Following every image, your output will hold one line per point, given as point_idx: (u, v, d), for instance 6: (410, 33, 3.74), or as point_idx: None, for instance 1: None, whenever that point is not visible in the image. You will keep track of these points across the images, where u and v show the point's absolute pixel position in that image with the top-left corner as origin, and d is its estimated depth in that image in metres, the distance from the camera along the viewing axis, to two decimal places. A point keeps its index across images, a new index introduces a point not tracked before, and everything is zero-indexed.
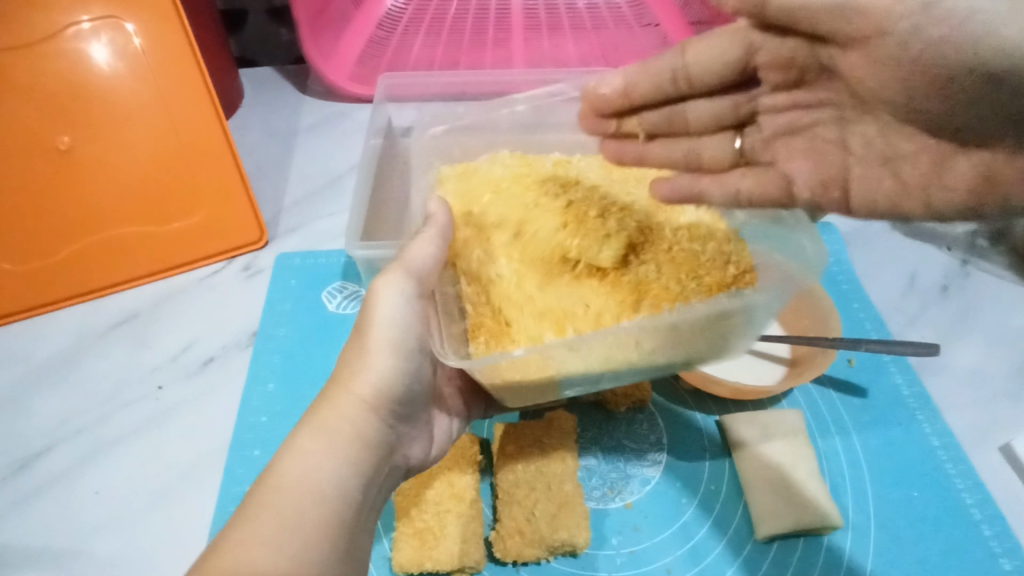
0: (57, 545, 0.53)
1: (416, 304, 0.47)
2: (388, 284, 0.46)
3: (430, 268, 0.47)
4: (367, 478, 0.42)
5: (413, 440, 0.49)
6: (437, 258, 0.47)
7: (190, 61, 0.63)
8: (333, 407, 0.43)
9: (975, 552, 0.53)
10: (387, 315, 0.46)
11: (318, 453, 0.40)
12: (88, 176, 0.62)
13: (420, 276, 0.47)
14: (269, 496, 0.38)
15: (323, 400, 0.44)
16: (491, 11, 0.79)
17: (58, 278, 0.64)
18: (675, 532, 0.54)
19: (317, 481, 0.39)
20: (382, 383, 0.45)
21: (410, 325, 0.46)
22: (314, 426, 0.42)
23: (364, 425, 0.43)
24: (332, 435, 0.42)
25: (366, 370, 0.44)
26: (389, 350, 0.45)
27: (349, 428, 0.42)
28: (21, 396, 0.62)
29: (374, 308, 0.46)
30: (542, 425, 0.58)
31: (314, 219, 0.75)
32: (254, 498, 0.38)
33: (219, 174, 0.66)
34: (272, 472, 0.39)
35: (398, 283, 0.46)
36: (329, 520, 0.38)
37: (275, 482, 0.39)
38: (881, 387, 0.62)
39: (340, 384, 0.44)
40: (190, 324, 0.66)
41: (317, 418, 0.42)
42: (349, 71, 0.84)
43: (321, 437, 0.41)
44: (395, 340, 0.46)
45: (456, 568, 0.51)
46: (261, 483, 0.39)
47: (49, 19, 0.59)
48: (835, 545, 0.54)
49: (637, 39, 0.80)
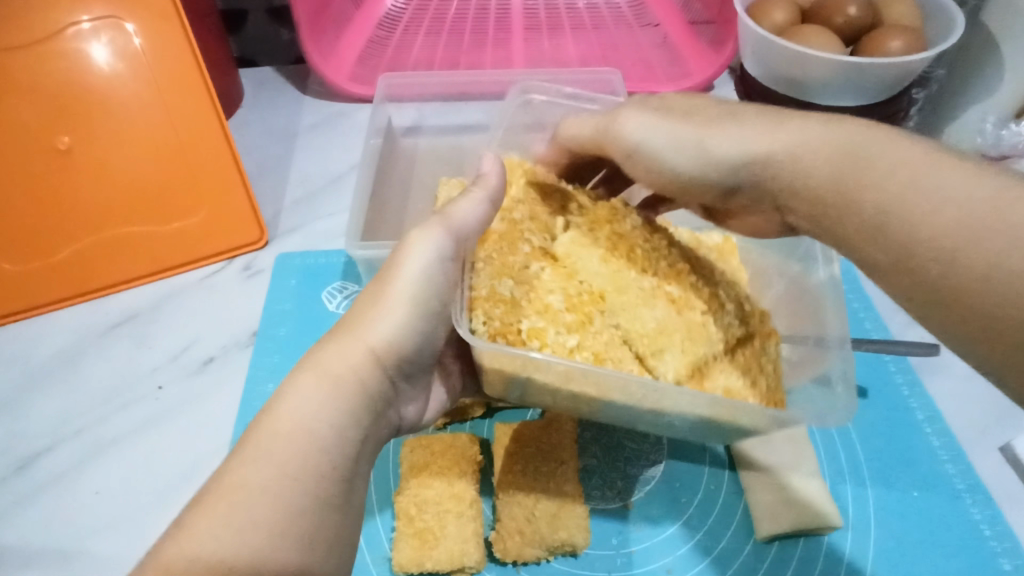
0: (58, 544, 0.53)
1: (450, 261, 0.44)
2: (423, 234, 0.43)
3: (473, 229, 0.46)
4: (363, 429, 0.41)
5: (410, 400, 0.48)
6: (479, 219, 0.46)
7: (190, 62, 0.64)
8: (336, 350, 0.42)
9: (975, 551, 0.53)
10: (416, 269, 0.43)
11: (317, 400, 0.39)
12: (90, 174, 0.62)
13: (459, 233, 0.45)
14: (269, 441, 0.37)
15: (328, 342, 0.42)
16: (491, 12, 0.79)
17: (58, 278, 0.64)
18: (675, 532, 0.54)
19: (314, 424, 0.38)
20: (395, 338, 0.43)
21: (438, 285, 0.44)
22: (319, 370, 0.40)
23: (368, 376, 0.42)
24: (334, 383, 0.40)
25: (380, 319, 0.43)
26: (409, 302, 0.43)
27: (350, 374, 0.41)
28: (20, 397, 0.62)
29: (402, 260, 0.43)
30: (542, 425, 0.57)
31: (314, 219, 0.75)
32: (255, 433, 0.37)
33: (219, 174, 0.66)
34: (268, 413, 0.38)
35: (435, 239, 0.43)
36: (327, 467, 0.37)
37: (275, 421, 0.38)
38: (881, 386, 0.62)
39: (351, 327, 0.43)
40: (191, 324, 0.66)
41: (317, 363, 0.41)
42: (349, 72, 0.83)
43: (326, 383, 0.40)
44: (416, 299, 0.43)
45: (456, 568, 0.51)
46: (257, 422, 0.38)
47: (48, 18, 0.59)
48: (835, 544, 0.54)
49: (637, 39, 0.81)
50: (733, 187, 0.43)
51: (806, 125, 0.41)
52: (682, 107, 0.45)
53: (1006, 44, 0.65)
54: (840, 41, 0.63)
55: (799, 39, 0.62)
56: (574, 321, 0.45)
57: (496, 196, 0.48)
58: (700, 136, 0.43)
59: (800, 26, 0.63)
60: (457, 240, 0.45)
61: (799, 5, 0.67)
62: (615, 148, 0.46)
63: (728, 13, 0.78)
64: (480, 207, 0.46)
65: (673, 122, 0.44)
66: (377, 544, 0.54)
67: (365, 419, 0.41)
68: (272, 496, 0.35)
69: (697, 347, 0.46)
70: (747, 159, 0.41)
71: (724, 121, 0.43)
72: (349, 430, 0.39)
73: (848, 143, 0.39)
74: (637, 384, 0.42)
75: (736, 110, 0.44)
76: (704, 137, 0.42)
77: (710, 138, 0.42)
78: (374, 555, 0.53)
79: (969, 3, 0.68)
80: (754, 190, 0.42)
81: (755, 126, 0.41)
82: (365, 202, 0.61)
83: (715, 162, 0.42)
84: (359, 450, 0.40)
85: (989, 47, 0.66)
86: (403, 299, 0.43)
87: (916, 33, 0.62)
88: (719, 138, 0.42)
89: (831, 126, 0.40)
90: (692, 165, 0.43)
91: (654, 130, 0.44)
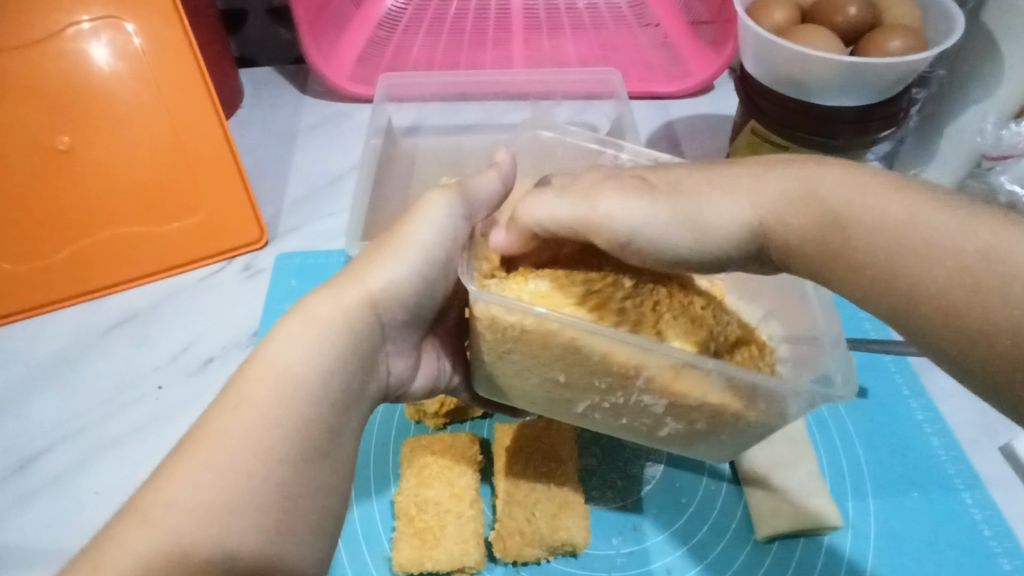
0: (58, 544, 0.53)
1: (459, 223, 0.46)
2: (438, 196, 0.45)
3: (483, 203, 0.47)
4: (350, 375, 0.40)
5: (399, 353, 0.47)
6: (491, 195, 0.48)
7: (190, 61, 0.64)
8: (331, 296, 0.42)
9: (975, 551, 0.53)
10: (429, 223, 0.45)
11: (303, 343, 0.39)
12: (90, 172, 0.62)
13: (471, 199, 0.47)
14: (254, 388, 0.37)
15: (326, 288, 0.43)
16: (491, 11, 0.79)
17: (59, 277, 0.64)
18: (675, 532, 0.54)
19: (301, 368, 0.38)
20: (392, 288, 0.43)
21: (444, 244, 0.45)
22: (307, 312, 0.40)
23: (358, 321, 0.42)
24: (322, 325, 0.40)
25: (384, 268, 0.43)
26: (418, 254, 0.44)
27: (342, 317, 0.41)
28: (21, 397, 0.62)
29: (413, 217, 0.45)
30: (541, 425, 0.57)
31: (315, 219, 0.75)
32: (243, 378, 0.37)
33: (219, 173, 0.66)
34: (256, 357, 0.38)
35: (446, 200, 0.45)
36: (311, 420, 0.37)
37: (264, 366, 0.38)
38: (881, 386, 0.62)
39: (352, 276, 0.43)
40: (192, 324, 0.66)
41: (305, 307, 0.41)
42: (349, 72, 0.83)
43: (313, 325, 0.40)
44: (421, 253, 0.44)
45: (456, 568, 0.51)
46: (245, 368, 0.38)
47: (49, 19, 0.59)
48: (835, 544, 0.54)
49: (637, 38, 0.81)
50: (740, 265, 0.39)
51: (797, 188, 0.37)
52: (658, 181, 0.39)
53: (1005, 41, 0.65)
54: (840, 41, 0.63)
55: (799, 39, 0.62)
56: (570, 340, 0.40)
57: (508, 182, 0.50)
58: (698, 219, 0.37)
59: (800, 26, 0.63)
60: (466, 204, 0.46)
61: (799, 5, 0.67)
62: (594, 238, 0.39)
63: (729, 14, 0.77)
64: (495, 183, 0.49)
65: (662, 205, 0.38)
66: (377, 545, 0.54)
67: (351, 366, 0.41)
68: (252, 444, 0.35)
69: (699, 331, 0.42)
70: (748, 238, 0.37)
71: (708, 193, 0.38)
72: (337, 379, 0.39)
73: (844, 199, 0.35)
74: (645, 354, 0.39)
75: (715, 181, 0.38)
76: (697, 218, 0.37)
77: (703, 215, 0.37)
78: (374, 556, 0.53)
79: (968, 4, 0.68)
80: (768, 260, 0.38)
81: (743, 195, 0.37)
82: (365, 202, 0.63)
83: (715, 244, 0.37)
84: (343, 401, 0.40)
85: (988, 48, 0.66)
86: (412, 252, 0.44)
87: (916, 33, 0.62)
88: (701, 207, 0.37)
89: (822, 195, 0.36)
90: (689, 245, 0.37)
91: (643, 214, 0.37)
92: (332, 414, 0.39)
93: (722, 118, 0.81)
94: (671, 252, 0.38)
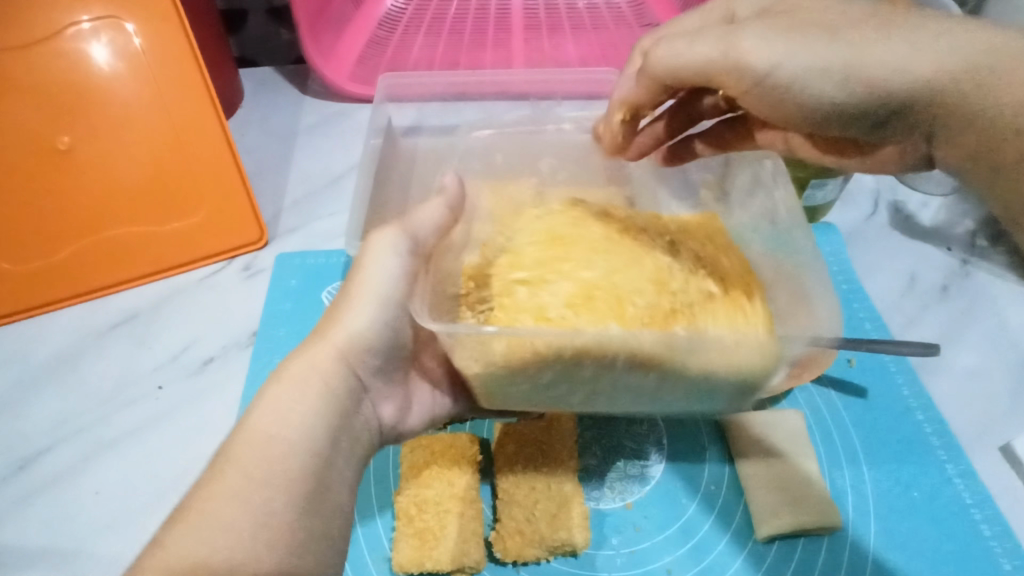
0: (58, 544, 0.53)
1: (410, 259, 0.46)
2: (381, 237, 0.46)
3: (428, 231, 0.48)
4: (334, 428, 0.41)
5: (387, 398, 0.47)
6: (435, 225, 0.49)
7: (190, 61, 0.64)
8: (303, 358, 0.43)
9: (975, 551, 0.53)
10: (382, 267, 0.45)
11: (282, 406, 0.40)
12: (88, 174, 0.62)
13: (413, 236, 0.47)
14: (238, 451, 0.38)
15: (298, 351, 0.44)
16: (491, 11, 0.79)
17: (59, 278, 0.64)
18: (675, 532, 0.54)
19: (283, 428, 0.39)
20: (360, 334, 0.44)
21: (401, 282, 0.45)
22: (284, 376, 0.41)
23: (334, 376, 0.42)
24: (299, 387, 0.41)
25: (346, 321, 0.44)
26: (375, 299, 0.45)
27: (318, 377, 0.42)
28: (20, 397, 0.62)
29: (364, 261, 0.46)
30: (541, 426, 0.57)
31: (314, 219, 0.75)
32: (228, 448, 0.38)
33: (219, 174, 0.66)
34: (241, 424, 0.39)
35: (392, 240, 0.46)
36: (294, 476, 0.38)
37: (247, 433, 0.38)
38: (881, 387, 0.62)
39: (319, 334, 0.44)
40: (191, 325, 0.66)
41: (282, 372, 0.42)
42: (349, 71, 0.84)
43: (290, 387, 0.41)
44: (379, 293, 0.45)
45: (456, 568, 0.51)
46: (233, 434, 0.39)
47: (50, 18, 0.59)
48: (835, 545, 0.54)
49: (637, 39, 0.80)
50: (880, 116, 0.38)
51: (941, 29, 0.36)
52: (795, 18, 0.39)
53: None
54: None
55: None
56: (572, 292, 0.45)
57: (454, 203, 0.52)
58: (849, 56, 0.37)
59: None
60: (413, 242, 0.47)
61: None
62: (736, 76, 0.40)
63: None
64: (439, 210, 0.50)
65: (806, 39, 0.38)
66: (378, 544, 0.54)
67: (333, 418, 0.41)
68: (245, 502, 0.36)
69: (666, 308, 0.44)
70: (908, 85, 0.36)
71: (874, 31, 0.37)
72: (321, 434, 0.40)
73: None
74: (625, 338, 0.40)
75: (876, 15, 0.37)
76: (855, 60, 0.37)
77: (865, 54, 0.36)
78: (374, 556, 0.53)
79: None
80: (909, 115, 0.38)
81: (910, 40, 0.36)
82: (365, 202, 0.62)
83: (868, 89, 0.37)
84: (328, 451, 0.40)
85: None
86: (367, 296, 0.44)
87: None
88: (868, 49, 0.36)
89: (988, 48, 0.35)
90: (840, 88, 0.38)
91: (780, 47, 0.38)
92: (319, 464, 0.39)
93: None
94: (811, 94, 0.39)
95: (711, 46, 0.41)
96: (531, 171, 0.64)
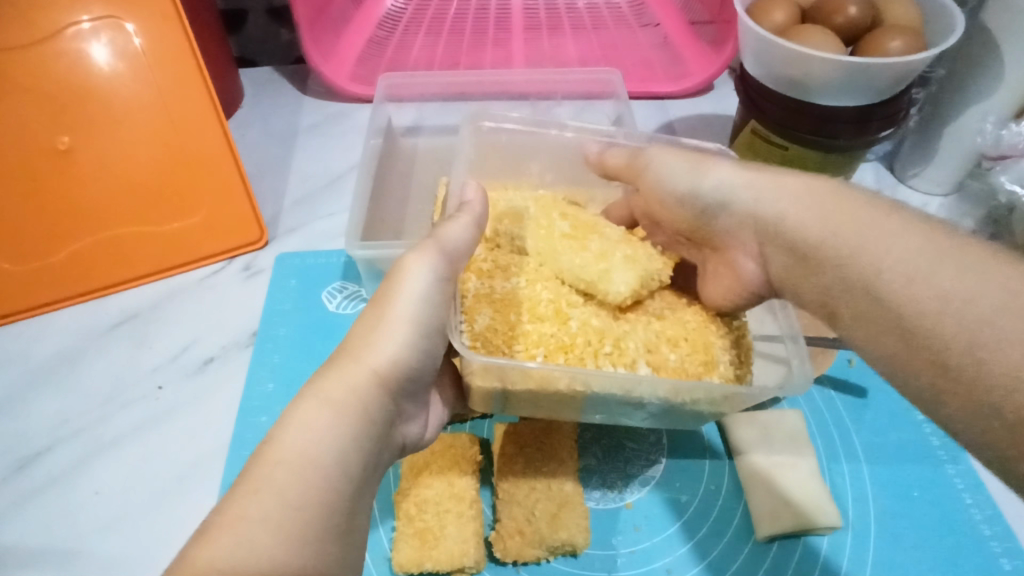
0: (58, 545, 0.53)
1: (448, 281, 0.45)
2: (420, 259, 0.44)
3: (462, 253, 0.47)
4: (369, 453, 0.41)
5: (411, 419, 0.47)
6: (468, 244, 0.47)
7: (191, 61, 0.63)
8: (338, 376, 0.41)
9: (976, 550, 0.53)
10: (414, 291, 0.44)
11: (317, 428, 0.38)
12: (89, 175, 0.62)
13: (451, 256, 0.46)
14: (267, 470, 0.36)
15: (330, 367, 0.42)
16: (491, 11, 0.79)
17: (58, 278, 0.64)
18: (675, 532, 0.54)
19: (316, 451, 0.38)
20: (396, 358, 0.43)
21: (436, 305, 0.44)
22: (318, 397, 0.40)
23: (370, 398, 0.41)
24: (334, 408, 0.40)
25: (379, 346, 0.43)
26: (407, 324, 0.43)
27: (355, 400, 0.41)
28: (20, 397, 0.62)
29: (401, 281, 0.44)
30: (541, 425, 0.57)
31: (314, 219, 0.75)
32: (253, 467, 0.37)
33: (221, 177, 0.66)
34: (269, 442, 0.38)
35: (431, 259, 0.44)
36: (326, 497, 0.37)
37: (275, 454, 0.37)
38: (881, 386, 0.62)
39: (352, 356, 0.42)
40: (190, 324, 0.66)
41: (317, 390, 0.40)
42: (349, 71, 0.83)
43: (326, 411, 0.39)
44: (417, 316, 0.43)
45: (456, 569, 0.51)
46: (259, 455, 0.37)
47: (48, 18, 0.59)
48: (836, 545, 0.54)
49: (637, 39, 0.81)
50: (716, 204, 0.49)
51: (805, 186, 0.45)
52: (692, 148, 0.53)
53: (1009, 48, 0.63)
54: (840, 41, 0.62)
55: (800, 38, 0.61)
56: (548, 321, 0.48)
57: (480, 222, 0.50)
58: (681, 167, 0.51)
59: (801, 26, 0.62)
60: (450, 259, 0.46)
61: (800, 5, 0.66)
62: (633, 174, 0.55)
63: (728, 14, 0.77)
64: (470, 229, 0.48)
65: (668, 155, 0.52)
66: (377, 544, 0.54)
67: (367, 443, 0.40)
68: (274, 519, 0.35)
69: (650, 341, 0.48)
70: (726, 188, 0.48)
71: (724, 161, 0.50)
72: (356, 458, 0.39)
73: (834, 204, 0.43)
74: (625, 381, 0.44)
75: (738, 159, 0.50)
76: (688, 167, 0.50)
77: (701, 167, 0.50)
78: (374, 555, 0.53)
79: (968, 5, 0.67)
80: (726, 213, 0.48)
81: (740, 168, 0.48)
82: (366, 202, 0.62)
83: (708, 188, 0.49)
84: (363, 476, 0.40)
85: (988, 48, 0.64)
86: (402, 324, 0.43)
87: (916, 34, 0.60)
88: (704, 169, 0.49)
89: (832, 200, 0.43)
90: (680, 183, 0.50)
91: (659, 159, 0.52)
92: (352, 487, 0.39)
93: (722, 118, 0.83)
94: (659, 190, 0.52)
95: (625, 160, 0.56)
96: (526, 173, 0.64)
